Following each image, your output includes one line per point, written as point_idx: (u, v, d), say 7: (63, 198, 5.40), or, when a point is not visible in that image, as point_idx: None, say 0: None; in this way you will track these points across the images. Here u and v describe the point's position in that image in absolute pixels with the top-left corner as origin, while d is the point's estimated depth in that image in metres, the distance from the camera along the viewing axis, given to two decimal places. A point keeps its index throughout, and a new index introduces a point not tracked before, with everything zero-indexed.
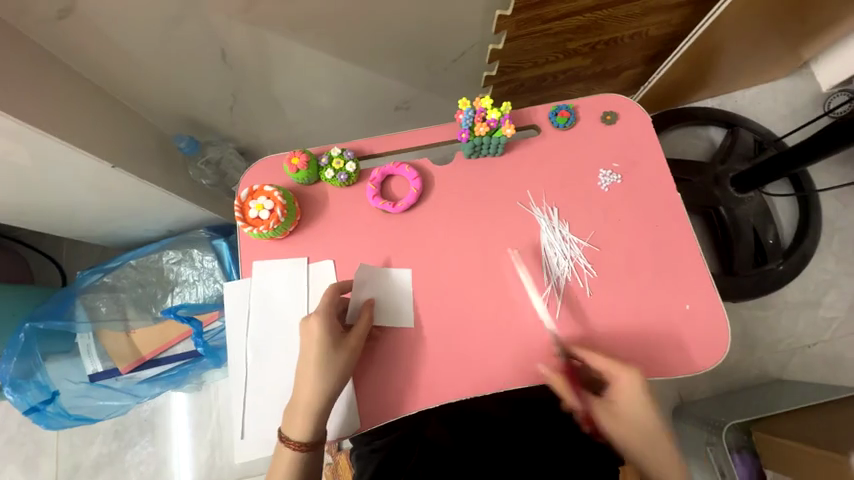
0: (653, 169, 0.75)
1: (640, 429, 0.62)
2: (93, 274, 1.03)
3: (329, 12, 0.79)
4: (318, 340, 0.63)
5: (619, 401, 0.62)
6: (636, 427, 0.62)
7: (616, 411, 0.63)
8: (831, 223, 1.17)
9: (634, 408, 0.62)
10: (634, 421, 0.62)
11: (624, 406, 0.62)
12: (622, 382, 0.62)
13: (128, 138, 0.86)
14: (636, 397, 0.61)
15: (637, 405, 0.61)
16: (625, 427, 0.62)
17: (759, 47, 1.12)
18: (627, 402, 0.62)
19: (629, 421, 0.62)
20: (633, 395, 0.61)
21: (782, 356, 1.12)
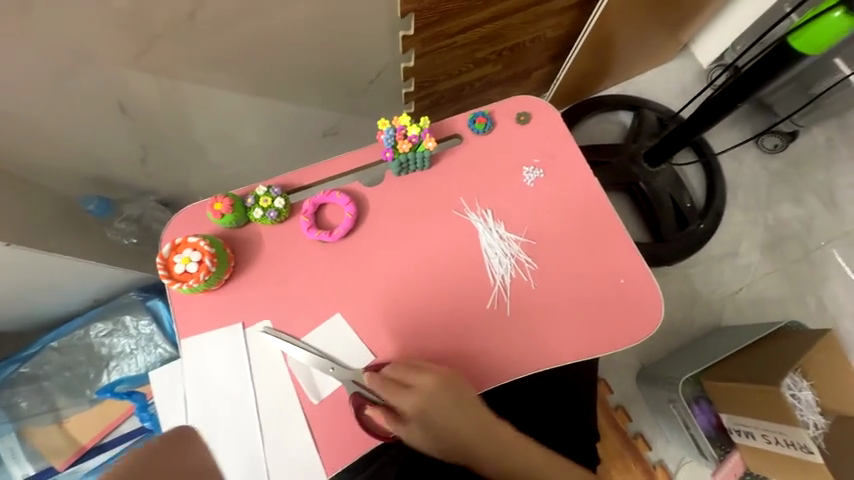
0: (570, 159, 0.81)
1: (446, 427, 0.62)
2: (7, 366, 0.91)
3: (232, 50, 0.78)
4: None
5: (421, 413, 0.62)
6: (460, 423, 0.62)
7: (417, 425, 0.61)
8: (733, 180, 1.32)
9: (440, 415, 0.62)
10: (450, 425, 0.62)
11: (435, 416, 0.62)
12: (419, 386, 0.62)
13: (25, 211, 0.78)
14: (435, 404, 0.62)
15: (439, 413, 0.62)
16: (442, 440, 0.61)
17: (643, 36, 1.25)
18: (438, 409, 0.62)
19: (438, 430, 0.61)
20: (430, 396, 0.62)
21: (717, 306, 1.23)
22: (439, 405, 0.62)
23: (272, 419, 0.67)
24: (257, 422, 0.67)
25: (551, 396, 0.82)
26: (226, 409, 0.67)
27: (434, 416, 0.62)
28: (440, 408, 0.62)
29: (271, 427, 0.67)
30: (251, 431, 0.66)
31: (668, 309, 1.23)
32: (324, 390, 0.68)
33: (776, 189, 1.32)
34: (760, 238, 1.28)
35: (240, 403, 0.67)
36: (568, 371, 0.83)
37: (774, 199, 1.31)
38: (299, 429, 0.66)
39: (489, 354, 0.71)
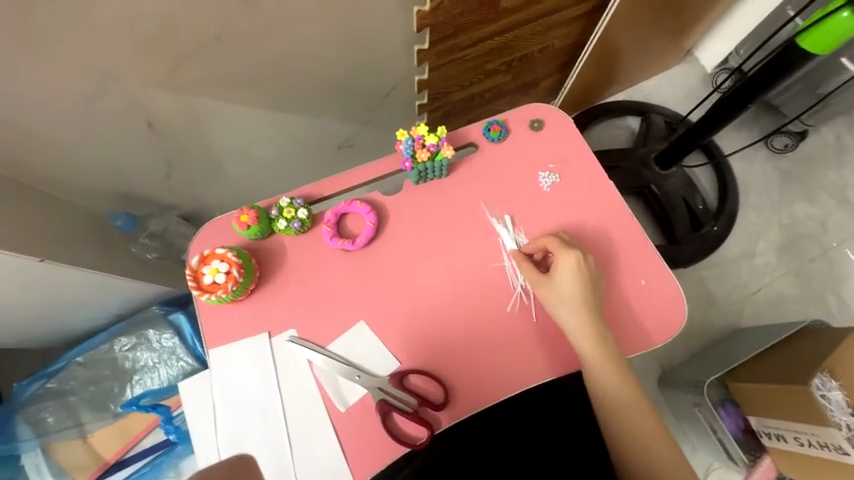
0: (585, 164, 0.82)
1: (568, 304, 0.69)
2: (34, 382, 0.93)
3: (254, 68, 0.81)
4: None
5: (558, 277, 0.70)
6: (578, 305, 0.69)
7: (555, 286, 0.70)
8: (744, 181, 1.33)
9: (571, 284, 0.69)
10: (571, 294, 0.69)
11: (564, 281, 0.70)
12: (563, 262, 0.71)
13: (56, 228, 0.79)
14: (577, 274, 0.70)
15: (580, 282, 0.69)
16: (560, 305, 0.69)
17: (648, 43, 1.28)
18: (566, 277, 0.70)
19: (564, 296, 0.69)
20: (572, 270, 0.70)
21: (736, 307, 1.22)
22: (577, 277, 0.69)
23: (301, 429, 0.67)
24: (286, 432, 0.67)
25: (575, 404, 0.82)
26: (253, 420, 0.67)
27: (565, 282, 0.70)
28: (578, 278, 0.69)
29: (301, 438, 0.67)
30: (280, 441, 0.67)
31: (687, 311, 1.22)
32: (352, 397, 0.68)
33: (788, 188, 1.32)
34: (776, 237, 1.28)
35: (269, 413, 0.67)
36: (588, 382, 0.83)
37: (787, 198, 1.31)
38: (326, 437, 0.67)
39: (514, 357, 0.71)
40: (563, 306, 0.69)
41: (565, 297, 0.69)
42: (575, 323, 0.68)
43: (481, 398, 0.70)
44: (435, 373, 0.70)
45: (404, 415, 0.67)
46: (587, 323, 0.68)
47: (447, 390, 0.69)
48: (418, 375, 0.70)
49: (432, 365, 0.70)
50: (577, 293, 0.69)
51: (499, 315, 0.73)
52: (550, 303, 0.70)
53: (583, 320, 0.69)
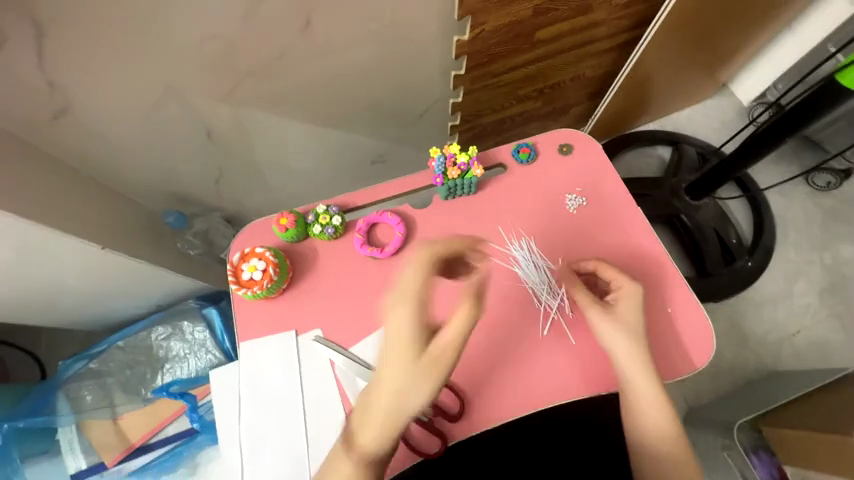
0: (612, 189, 0.83)
1: (627, 330, 0.68)
2: (77, 361, 1.00)
3: (304, 85, 0.88)
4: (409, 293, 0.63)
5: (617, 302, 0.70)
6: (636, 333, 0.68)
7: (616, 312, 0.69)
8: (782, 217, 1.28)
9: (634, 314, 0.69)
10: (633, 323, 0.68)
11: (627, 309, 0.69)
12: (625, 290, 0.70)
13: (117, 221, 0.88)
14: (638, 303, 0.70)
15: (640, 313, 0.69)
16: (623, 333, 0.68)
17: (681, 76, 1.29)
18: (629, 305, 0.70)
19: (627, 324, 0.68)
20: (633, 298, 0.70)
21: (772, 348, 1.16)
22: (639, 308, 0.70)
23: (318, 428, 0.69)
24: (305, 429, 0.69)
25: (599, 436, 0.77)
26: (275, 414, 0.70)
27: (628, 310, 0.69)
28: (639, 308, 0.70)
29: (317, 437, 0.68)
30: (297, 436, 0.69)
31: (717, 347, 1.16)
32: None
33: (831, 227, 1.26)
34: (818, 277, 1.21)
35: (290, 409, 0.70)
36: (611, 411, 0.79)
37: (830, 237, 1.25)
38: (342, 438, 0.68)
39: (533, 375, 0.71)
40: (626, 334, 0.68)
41: (625, 324, 0.68)
42: (627, 353, 0.67)
43: (497, 414, 0.69)
44: (453, 384, 0.71)
45: (420, 423, 0.68)
46: (644, 355, 0.67)
47: (463, 402, 0.70)
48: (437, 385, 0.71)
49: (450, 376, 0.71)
50: (634, 320, 0.69)
51: (521, 332, 0.74)
52: (604, 328, 0.69)
53: (642, 351, 0.67)
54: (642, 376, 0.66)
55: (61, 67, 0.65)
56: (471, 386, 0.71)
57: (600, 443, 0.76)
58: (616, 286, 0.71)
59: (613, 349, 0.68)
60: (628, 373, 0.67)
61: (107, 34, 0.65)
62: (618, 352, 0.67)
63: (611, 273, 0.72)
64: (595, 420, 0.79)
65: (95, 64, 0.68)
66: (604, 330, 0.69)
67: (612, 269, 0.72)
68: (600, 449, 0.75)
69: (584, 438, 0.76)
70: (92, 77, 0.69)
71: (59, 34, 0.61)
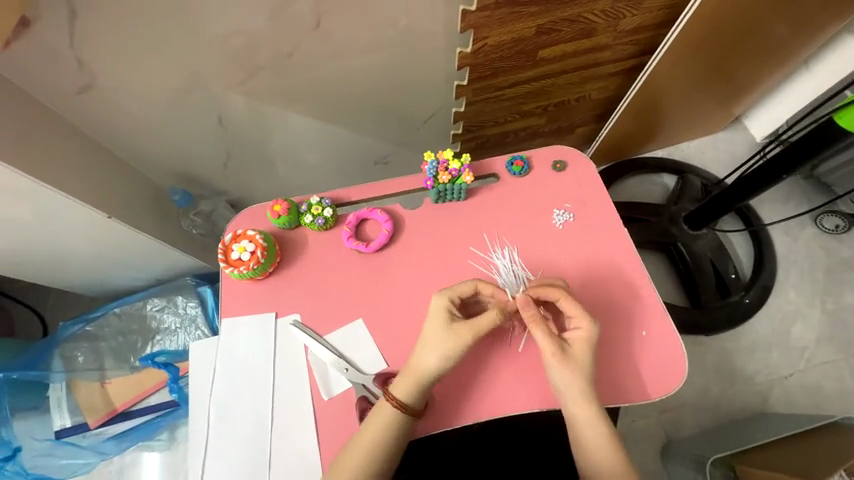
0: (601, 209, 0.84)
1: (579, 373, 0.67)
2: (75, 323, 1.04)
3: (314, 84, 0.93)
4: (434, 320, 0.70)
5: (573, 344, 0.68)
6: (587, 378, 0.67)
7: (571, 354, 0.67)
8: (786, 256, 1.25)
9: (587, 355, 0.68)
10: (587, 365, 0.67)
11: (582, 351, 0.68)
12: (583, 332, 0.68)
13: (128, 193, 0.93)
14: (593, 344, 0.68)
15: (593, 353, 0.68)
16: (576, 376, 0.66)
17: (691, 106, 1.29)
18: (583, 347, 0.68)
19: (581, 368, 0.67)
20: (589, 342, 0.68)
21: (762, 389, 1.12)
22: (592, 349, 0.68)
23: (284, 410, 0.71)
24: (272, 409, 0.71)
25: (548, 446, 0.80)
26: (244, 390, 0.72)
27: (583, 351, 0.68)
28: (592, 349, 0.68)
29: (282, 418, 0.71)
30: (263, 414, 0.71)
31: (704, 381, 1.14)
32: (337, 388, 0.72)
33: (836, 272, 1.22)
34: (817, 322, 1.18)
35: (260, 387, 0.72)
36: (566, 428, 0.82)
37: (834, 283, 1.21)
38: (305, 421, 0.70)
39: (489, 392, 0.71)
40: (578, 377, 0.66)
41: (576, 368, 0.67)
42: (576, 395, 0.66)
43: (455, 416, 0.70)
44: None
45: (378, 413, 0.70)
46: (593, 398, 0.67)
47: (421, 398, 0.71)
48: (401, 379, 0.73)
49: None
50: (588, 364, 0.67)
51: (484, 339, 0.73)
52: (556, 370, 0.67)
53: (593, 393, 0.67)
54: (589, 417, 0.66)
55: (90, 46, 0.72)
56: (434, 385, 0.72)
57: (547, 452, 0.79)
58: (575, 327, 0.69)
59: (563, 390, 0.67)
60: (575, 413, 0.67)
61: (132, 20, 0.70)
62: (569, 394, 0.66)
63: (573, 309, 0.69)
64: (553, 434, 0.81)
65: (120, 47, 0.74)
66: (555, 371, 0.67)
67: (574, 305, 0.69)
68: (547, 459, 0.78)
69: (533, 444, 0.80)
70: (117, 58, 0.75)
71: (91, 16, 0.67)
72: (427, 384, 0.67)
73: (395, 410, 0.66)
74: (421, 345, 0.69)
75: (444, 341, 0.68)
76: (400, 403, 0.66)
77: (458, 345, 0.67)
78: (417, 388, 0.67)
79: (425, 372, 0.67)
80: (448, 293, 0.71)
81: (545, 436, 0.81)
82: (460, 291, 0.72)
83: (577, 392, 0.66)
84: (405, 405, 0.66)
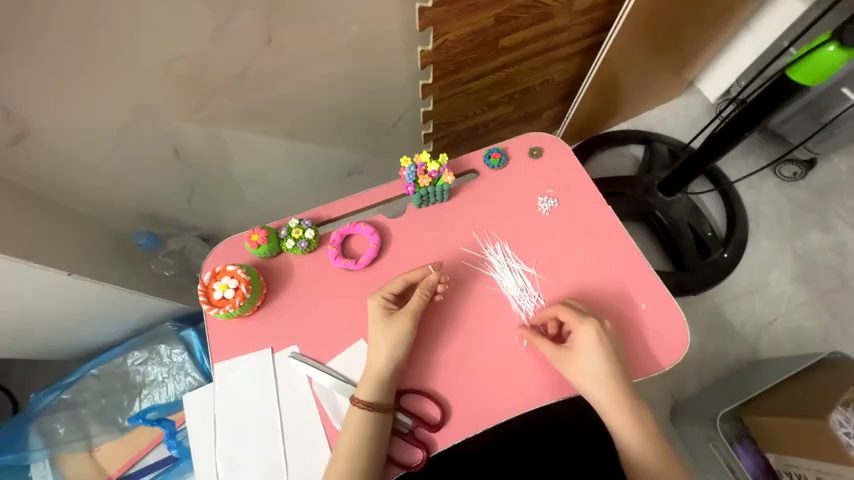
0: (582, 190, 0.85)
1: (595, 374, 0.67)
2: (49, 392, 0.96)
3: (273, 101, 0.88)
4: (372, 324, 0.70)
5: (577, 349, 0.68)
6: (605, 377, 0.67)
7: (578, 359, 0.68)
8: (753, 208, 1.31)
9: (598, 360, 0.67)
10: (601, 370, 0.67)
11: (590, 358, 0.68)
12: (583, 335, 0.68)
13: (85, 245, 0.86)
14: (599, 347, 0.67)
15: (604, 356, 0.67)
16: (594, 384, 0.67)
17: (647, 76, 1.32)
18: (588, 350, 0.67)
19: (595, 375, 0.67)
20: (593, 343, 0.68)
21: (752, 337, 1.18)
22: (601, 347, 0.68)
23: (298, 447, 0.67)
24: (284, 449, 0.67)
25: (564, 434, 0.82)
26: (250, 435, 0.68)
27: (591, 359, 0.67)
28: (602, 351, 0.67)
29: (297, 456, 0.67)
30: (276, 456, 0.67)
31: (698, 340, 1.18)
32: None
33: (799, 216, 1.30)
34: (790, 266, 1.24)
35: (269, 428, 0.68)
36: (586, 418, 0.84)
37: (800, 227, 1.29)
38: (321, 454, 0.67)
39: (505, 395, 0.69)
40: (593, 380, 0.67)
41: (587, 372, 0.67)
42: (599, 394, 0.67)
43: (469, 425, 0.67)
44: (434, 395, 0.69)
45: (401, 436, 0.68)
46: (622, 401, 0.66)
47: (444, 413, 0.68)
48: (417, 395, 0.70)
49: (431, 386, 0.70)
50: (599, 362, 0.67)
51: (488, 339, 0.73)
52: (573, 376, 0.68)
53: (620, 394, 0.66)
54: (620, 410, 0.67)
55: (15, 90, 0.64)
56: (450, 394, 0.69)
57: (562, 443, 0.81)
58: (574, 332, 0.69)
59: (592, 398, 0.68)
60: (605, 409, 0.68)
61: (60, 56, 0.63)
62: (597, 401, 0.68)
63: (568, 316, 0.70)
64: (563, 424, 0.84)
65: (52, 88, 0.67)
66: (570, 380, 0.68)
67: (569, 313, 0.70)
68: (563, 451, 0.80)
69: (547, 439, 0.82)
70: (50, 101, 0.68)
71: (12, 57, 0.60)
72: (388, 383, 0.67)
73: (363, 413, 0.64)
74: (369, 349, 0.69)
75: (384, 335, 0.68)
76: (365, 404, 0.64)
77: (400, 334, 0.68)
78: (380, 385, 0.66)
79: (380, 370, 0.67)
80: (380, 293, 0.72)
81: (567, 425, 0.84)
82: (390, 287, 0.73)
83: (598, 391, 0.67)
84: (370, 403, 0.65)
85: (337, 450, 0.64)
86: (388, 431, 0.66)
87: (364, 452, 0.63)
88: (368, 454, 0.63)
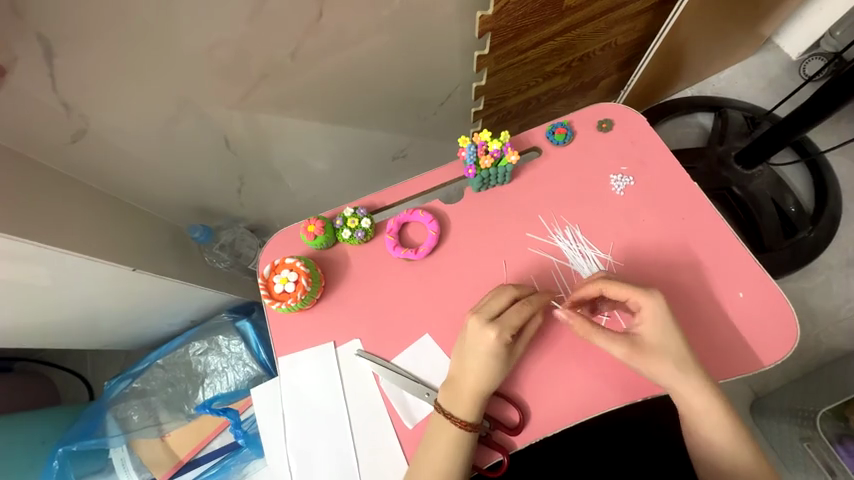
0: (662, 165, 0.76)
1: (667, 352, 0.61)
2: (121, 381, 1.01)
3: (319, 82, 0.83)
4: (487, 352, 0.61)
5: (641, 326, 0.62)
6: (681, 358, 0.61)
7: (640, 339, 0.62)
8: (849, 179, 1.16)
9: (667, 332, 0.61)
10: (671, 344, 0.61)
11: (657, 333, 0.61)
12: (646, 308, 0.62)
13: (146, 241, 0.87)
14: (664, 319, 0.61)
15: (671, 327, 0.61)
16: (663, 361, 0.60)
17: (722, 32, 1.16)
18: (653, 325, 0.61)
19: (666, 350, 0.61)
20: (660, 316, 0.61)
21: (847, 325, 1.06)
22: (667, 319, 0.61)
23: (368, 443, 0.66)
24: (355, 444, 0.66)
25: (637, 432, 0.79)
26: (321, 430, 0.67)
27: (659, 334, 0.61)
28: (667, 322, 0.61)
29: (368, 451, 0.66)
30: (348, 449, 0.66)
31: None
32: (419, 413, 0.66)
33: None
34: None
35: (339, 424, 0.67)
36: (662, 415, 0.80)
37: None
38: (393, 452, 0.65)
39: (584, 392, 0.64)
40: (659, 358, 0.61)
41: (653, 353, 0.61)
42: (676, 379, 0.60)
43: (546, 424, 0.63)
44: (516, 399, 0.65)
45: (481, 440, 0.64)
46: (697, 373, 0.61)
47: (527, 416, 0.64)
48: (499, 400, 0.65)
49: (510, 389, 0.65)
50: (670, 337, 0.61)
51: (556, 332, 0.67)
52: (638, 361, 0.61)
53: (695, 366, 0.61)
54: (703, 398, 0.60)
55: (72, 87, 0.63)
56: (524, 391, 0.65)
57: (636, 441, 0.79)
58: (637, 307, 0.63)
59: (668, 382, 0.61)
60: (685, 397, 0.61)
61: (112, 45, 0.61)
62: (672, 383, 0.60)
63: (624, 292, 0.62)
64: (634, 421, 0.80)
65: (106, 81, 0.65)
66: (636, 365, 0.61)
67: (621, 287, 0.63)
68: (634, 447, 0.78)
69: (619, 438, 0.79)
70: (104, 96, 0.67)
71: (66, 50, 0.58)
72: (486, 398, 0.62)
73: (461, 431, 0.60)
74: (467, 364, 0.62)
75: (505, 369, 0.62)
76: (465, 424, 0.60)
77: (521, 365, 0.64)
78: (475, 402, 0.61)
79: (478, 387, 0.61)
80: (505, 328, 0.61)
81: (638, 423, 0.80)
82: (513, 322, 0.62)
83: (673, 375, 0.60)
84: (469, 423, 0.61)
85: (423, 461, 0.61)
86: (475, 440, 0.62)
87: (454, 462, 0.60)
88: (461, 465, 0.60)
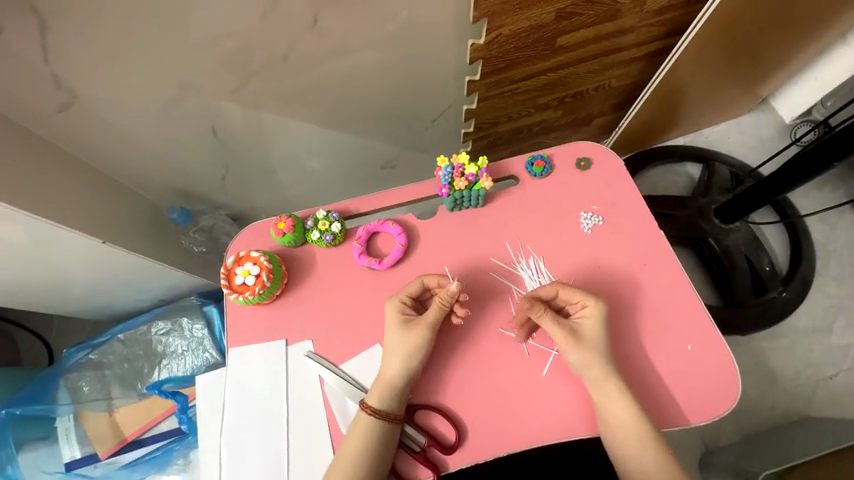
0: (631, 209, 0.77)
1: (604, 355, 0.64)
2: (79, 351, 1.00)
3: (313, 86, 0.85)
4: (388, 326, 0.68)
5: (585, 326, 0.66)
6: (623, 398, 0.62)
7: (583, 337, 0.65)
8: (825, 246, 1.17)
9: (599, 334, 0.65)
10: (601, 347, 0.65)
11: (593, 333, 0.65)
12: (590, 310, 0.66)
13: (125, 216, 0.88)
14: (603, 323, 0.66)
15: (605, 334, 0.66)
16: (594, 356, 0.64)
17: (717, 89, 1.19)
18: (593, 327, 0.65)
19: (597, 348, 0.64)
20: (600, 319, 0.66)
21: (805, 391, 1.07)
22: (603, 328, 0.66)
23: (302, 444, 0.66)
24: (288, 445, 0.66)
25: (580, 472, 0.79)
26: (259, 426, 0.67)
27: (597, 337, 0.65)
28: (603, 327, 0.66)
29: (300, 454, 0.66)
30: (280, 448, 0.66)
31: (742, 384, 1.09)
32: None
33: None
34: None
35: (276, 421, 0.67)
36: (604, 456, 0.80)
37: None
38: (324, 456, 0.65)
39: (528, 420, 0.65)
40: (597, 356, 0.64)
41: (588, 350, 0.64)
42: (620, 412, 0.62)
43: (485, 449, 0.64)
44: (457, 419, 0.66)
45: (410, 453, 0.65)
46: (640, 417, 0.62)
47: (460, 436, 0.65)
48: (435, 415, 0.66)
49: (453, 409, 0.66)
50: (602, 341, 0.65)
51: (505, 358, 0.68)
52: (578, 357, 0.64)
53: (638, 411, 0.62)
54: (641, 443, 0.61)
55: (64, 59, 0.65)
56: (470, 415, 0.66)
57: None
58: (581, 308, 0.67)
59: (609, 405, 0.62)
60: (625, 438, 0.61)
61: (109, 25, 0.63)
62: (614, 403, 0.62)
63: (575, 295, 0.67)
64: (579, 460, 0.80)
65: (98, 59, 0.67)
66: (574, 358, 0.64)
67: (574, 292, 0.67)
68: None
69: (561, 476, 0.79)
70: (96, 72, 0.68)
71: (67, 26, 0.61)
72: (399, 393, 0.64)
73: (371, 418, 0.62)
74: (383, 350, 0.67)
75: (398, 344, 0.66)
76: (373, 410, 0.62)
77: (417, 343, 0.65)
78: (389, 393, 0.64)
79: (397, 379, 0.64)
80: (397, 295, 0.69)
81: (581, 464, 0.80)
82: (408, 292, 0.69)
83: (616, 401, 0.62)
84: (380, 411, 0.63)
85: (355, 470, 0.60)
86: (395, 443, 0.64)
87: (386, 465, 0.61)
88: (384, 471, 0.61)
